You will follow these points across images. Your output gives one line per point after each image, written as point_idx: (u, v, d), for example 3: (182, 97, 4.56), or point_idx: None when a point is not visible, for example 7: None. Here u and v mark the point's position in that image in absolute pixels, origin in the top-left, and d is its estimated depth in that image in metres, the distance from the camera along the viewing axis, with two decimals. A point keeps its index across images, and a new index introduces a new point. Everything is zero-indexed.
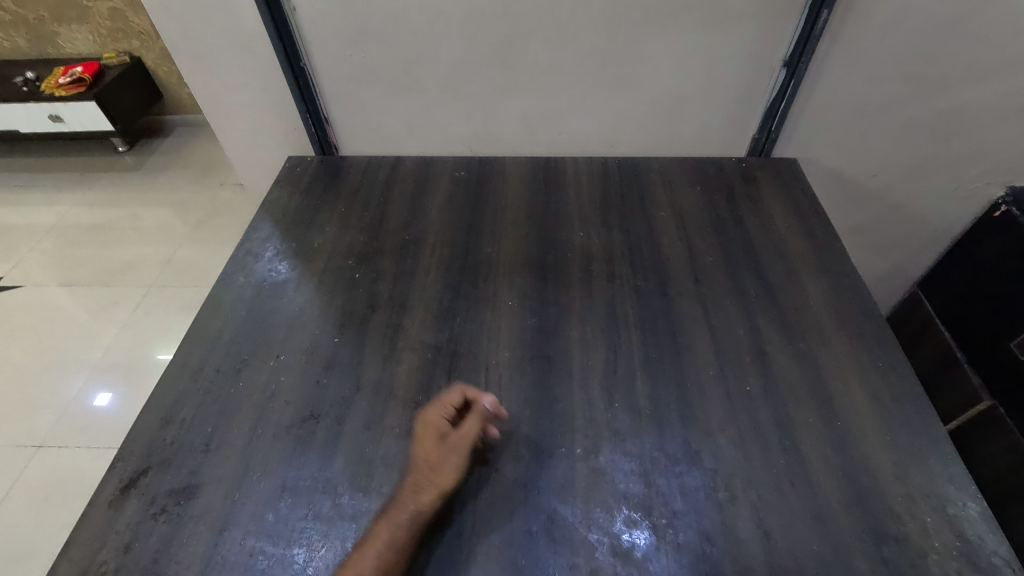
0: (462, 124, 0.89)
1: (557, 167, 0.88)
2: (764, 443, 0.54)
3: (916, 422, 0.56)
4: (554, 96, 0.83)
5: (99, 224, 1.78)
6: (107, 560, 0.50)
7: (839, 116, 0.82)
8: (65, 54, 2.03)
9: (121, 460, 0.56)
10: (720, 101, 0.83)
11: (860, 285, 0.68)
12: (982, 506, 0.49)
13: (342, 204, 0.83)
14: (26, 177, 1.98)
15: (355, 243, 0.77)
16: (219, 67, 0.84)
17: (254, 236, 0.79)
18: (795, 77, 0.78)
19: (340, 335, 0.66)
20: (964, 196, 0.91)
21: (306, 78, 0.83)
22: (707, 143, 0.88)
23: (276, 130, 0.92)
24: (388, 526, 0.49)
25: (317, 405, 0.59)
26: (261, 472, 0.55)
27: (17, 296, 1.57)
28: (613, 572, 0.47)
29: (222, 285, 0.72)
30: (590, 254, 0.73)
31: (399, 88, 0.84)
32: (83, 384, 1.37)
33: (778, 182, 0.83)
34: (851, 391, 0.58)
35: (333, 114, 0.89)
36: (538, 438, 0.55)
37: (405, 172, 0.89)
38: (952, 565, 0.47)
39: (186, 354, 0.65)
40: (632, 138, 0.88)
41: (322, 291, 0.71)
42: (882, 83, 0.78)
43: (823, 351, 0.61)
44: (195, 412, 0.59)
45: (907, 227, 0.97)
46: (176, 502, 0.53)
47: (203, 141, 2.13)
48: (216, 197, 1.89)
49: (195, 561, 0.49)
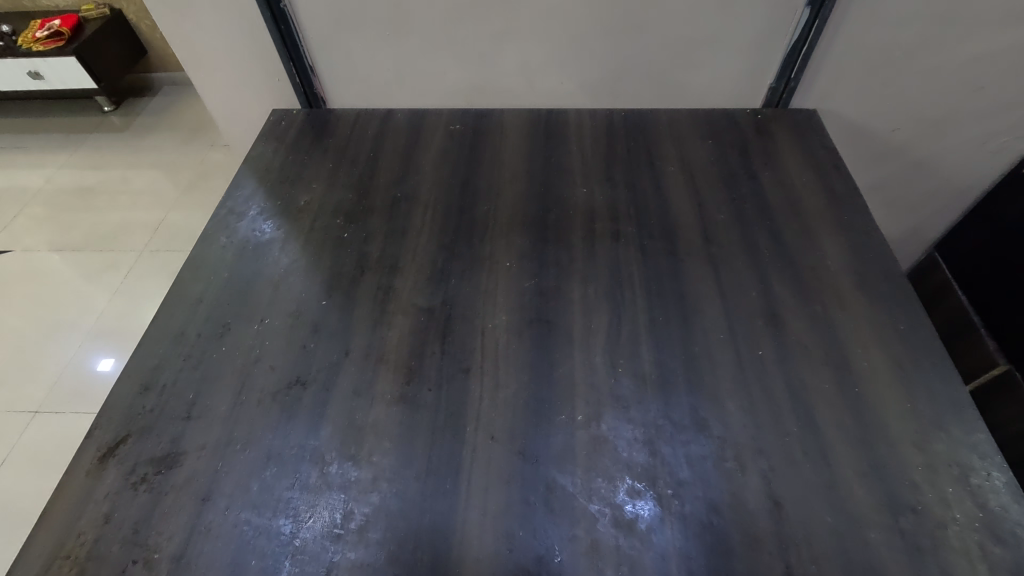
0: (456, 73, 0.82)
1: (558, 121, 0.82)
2: (775, 409, 0.51)
3: (939, 389, 0.52)
4: (556, 40, 0.77)
5: (87, 187, 1.73)
6: (85, 531, 0.47)
7: (864, 62, 0.76)
8: (41, 6, 1.92)
9: (99, 428, 0.53)
10: (736, 47, 0.76)
11: (883, 245, 0.63)
12: (1008, 477, 0.46)
13: (330, 160, 0.78)
14: (10, 138, 1.92)
15: (343, 201, 0.73)
16: (193, 10, 0.77)
17: (237, 193, 0.74)
18: (819, 17, 0.71)
19: (328, 298, 0.62)
20: (992, 152, 0.86)
21: (287, 22, 0.77)
22: (720, 94, 0.82)
23: (259, 81, 0.86)
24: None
25: (303, 371, 0.56)
26: (245, 441, 0.52)
27: (6, 260, 1.54)
28: (615, 544, 0.45)
29: (202, 246, 0.68)
30: (594, 212, 0.69)
31: (388, 33, 0.78)
32: (78, 350, 1.34)
33: (794, 135, 0.77)
34: (870, 357, 0.55)
35: (318, 62, 0.82)
36: (536, 406, 0.52)
37: (397, 127, 0.83)
38: (973, 537, 0.44)
39: (165, 318, 0.61)
40: (639, 88, 0.82)
41: (309, 252, 0.67)
42: (913, 23, 0.72)
43: (840, 314, 0.58)
44: (175, 379, 0.57)
45: (930, 185, 0.92)
46: (157, 471, 0.50)
47: (192, 100, 2.05)
48: (207, 158, 1.82)
49: (177, 531, 0.47)
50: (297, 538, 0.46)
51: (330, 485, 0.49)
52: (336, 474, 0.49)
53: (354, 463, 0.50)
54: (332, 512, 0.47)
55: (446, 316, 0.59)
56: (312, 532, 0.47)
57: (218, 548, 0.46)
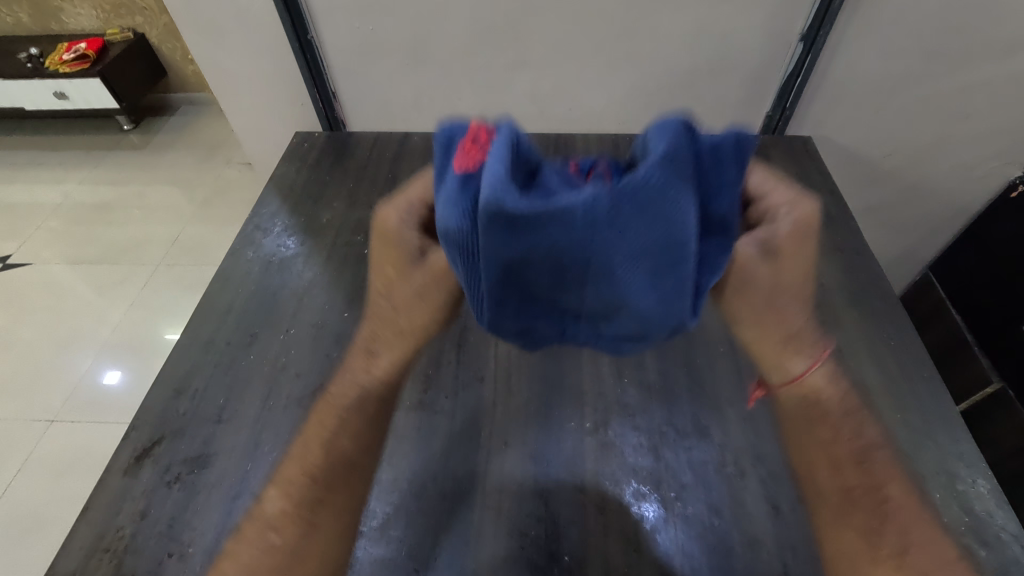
0: (471, 99, 0.87)
1: (567, 146, 0.86)
2: (773, 418, 0.54)
3: (927, 400, 0.55)
4: (566, 70, 0.82)
5: (105, 202, 1.76)
6: (123, 525, 0.51)
7: (854, 94, 0.81)
8: (69, 30, 1.98)
9: (135, 430, 0.57)
10: (734, 78, 0.81)
11: (873, 265, 0.67)
12: (992, 484, 0.49)
13: (351, 179, 0.83)
14: (32, 154, 1.96)
15: (364, 218, 0.77)
16: (226, 41, 0.82)
17: (262, 211, 0.79)
18: (812, 52, 0.75)
19: (349, 310, 0.66)
20: (980, 177, 0.89)
21: (313, 51, 0.82)
22: (719, 120, 0.87)
23: (285, 106, 0.92)
24: (334, 414, 0.50)
25: (327, 378, 0.60)
26: (273, 444, 0.55)
27: (25, 273, 1.57)
28: (623, 543, 0.47)
29: (231, 260, 0.72)
30: None
31: (406, 62, 0.83)
32: (93, 361, 1.37)
33: (791, 161, 0.82)
34: (863, 369, 0.58)
35: (341, 89, 0.88)
36: (546, 412, 0.56)
37: (414, 148, 0.88)
38: (960, 540, 0.47)
39: (197, 328, 0.65)
40: (643, 113, 0.87)
41: (331, 267, 0.71)
42: (901, 58, 0.76)
43: (834, 330, 0.61)
44: (206, 384, 0.60)
45: (922, 207, 0.96)
46: (190, 471, 0.54)
47: (209, 120, 2.08)
48: (223, 176, 1.85)
49: (208, 528, 0.50)
50: None
51: None
52: None
53: None
54: None
55: (462, 327, 0.63)
56: None
57: None
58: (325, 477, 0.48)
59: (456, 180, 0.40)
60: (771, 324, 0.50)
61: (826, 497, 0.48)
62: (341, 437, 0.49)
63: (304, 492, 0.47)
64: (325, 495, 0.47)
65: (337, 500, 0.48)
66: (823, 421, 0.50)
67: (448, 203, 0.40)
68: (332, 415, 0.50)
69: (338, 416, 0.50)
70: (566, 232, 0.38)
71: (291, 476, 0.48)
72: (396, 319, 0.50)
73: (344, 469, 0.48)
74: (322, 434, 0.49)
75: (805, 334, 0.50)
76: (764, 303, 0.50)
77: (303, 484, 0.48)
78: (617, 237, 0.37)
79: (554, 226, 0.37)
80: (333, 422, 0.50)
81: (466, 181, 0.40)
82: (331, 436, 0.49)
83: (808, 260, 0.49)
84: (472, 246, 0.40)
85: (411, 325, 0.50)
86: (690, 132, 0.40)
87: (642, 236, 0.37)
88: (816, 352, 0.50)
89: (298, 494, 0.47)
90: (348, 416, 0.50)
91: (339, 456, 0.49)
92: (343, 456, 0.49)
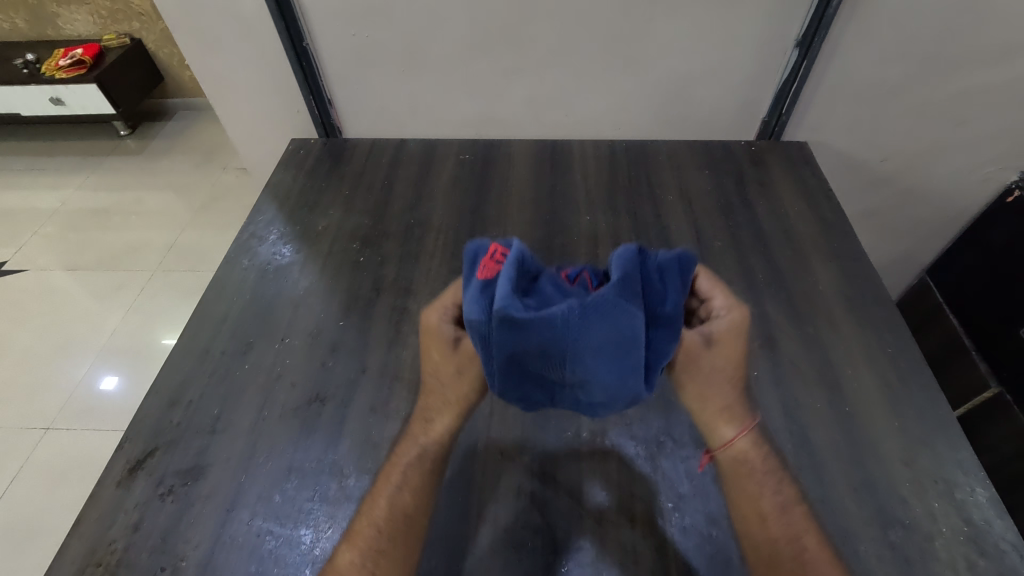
0: (467, 105, 0.87)
1: (563, 152, 0.86)
2: (771, 428, 0.54)
3: (926, 408, 0.55)
4: (562, 76, 0.82)
5: (102, 208, 1.76)
6: (116, 539, 0.50)
7: (850, 99, 0.81)
8: (65, 35, 1.98)
9: (128, 441, 0.56)
10: (730, 84, 0.81)
11: (870, 271, 0.67)
12: (991, 493, 0.49)
13: (347, 186, 0.83)
14: (29, 160, 1.95)
15: (360, 226, 0.77)
16: (221, 47, 0.82)
17: (257, 218, 0.78)
18: (808, 57, 0.76)
19: (345, 318, 0.66)
20: (976, 182, 0.89)
21: (308, 58, 0.82)
22: (716, 126, 0.87)
23: (282, 112, 0.91)
24: (397, 472, 0.49)
25: (322, 388, 0.59)
26: (267, 454, 0.55)
27: (21, 279, 1.56)
28: (620, 555, 0.47)
29: (226, 269, 0.72)
30: (597, 238, 0.73)
31: (402, 69, 0.82)
32: (89, 367, 1.36)
33: (788, 166, 0.82)
34: (861, 377, 0.58)
35: (337, 96, 0.87)
36: (543, 422, 0.56)
37: (410, 155, 0.88)
38: (959, 549, 0.46)
39: (191, 337, 0.65)
40: (639, 118, 0.87)
41: (327, 275, 0.71)
42: (897, 63, 0.76)
43: (832, 337, 0.61)
44: (201, 394, 0.60)
45: (918, 212, 0.96)
46: (183, 483, 0.53)
47: (206, 125, 2.08)
48: (220, 181, 1.85)
49: (202, 541, 0.50)
50: (317, 547, 0.49)
51: (348, 498, 0.51)
52: (354, 487, 0.52)
53: (371, 476, 0.53)
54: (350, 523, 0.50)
55: None
56: (330, 542, 0.49)
57: (241, 556, 0.49)
58: (391, 534, 0.46)
59: (476, 284, 0.47)
60: (709, 397, 0.50)
61: (759, 545, 0.46)
62: (403, 494, 0.48)
63: (374, 548, 0.46)
64: (393, 551, 0.46)
65: (403, 557, 0.46)
66: (749, 479, 0.48)
67: (471, 301, 0.46)
68: (391, 482, 0.49)
69: (403, 474, 0.49)
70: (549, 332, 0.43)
71: (360, 531, 0.47)
72: (444, 390, 0.51)
73: (408, 525, 0.47)
74: (387, 491, 0.48)
75: (742, 404, 0.50)
76: (702, 381, 0.50)
77: (372, 539, 0.46)
78: (588, 338, 0.42)
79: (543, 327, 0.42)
80: (397, 479, 0.49)
81: (484, 288, 0.46)
82: (396, 493, 0.48)
83: (739, 344, 0.50)
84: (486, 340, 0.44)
85: (463, 395, 0.51)
86: (642, 255, 0.48)
87: (605, 336, 0.42)
88: (747, 420, 0.50)
89: (366, 550, 0.46)
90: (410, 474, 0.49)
91: (402, 513, 0.47)
92: (407, 511, 0.47)
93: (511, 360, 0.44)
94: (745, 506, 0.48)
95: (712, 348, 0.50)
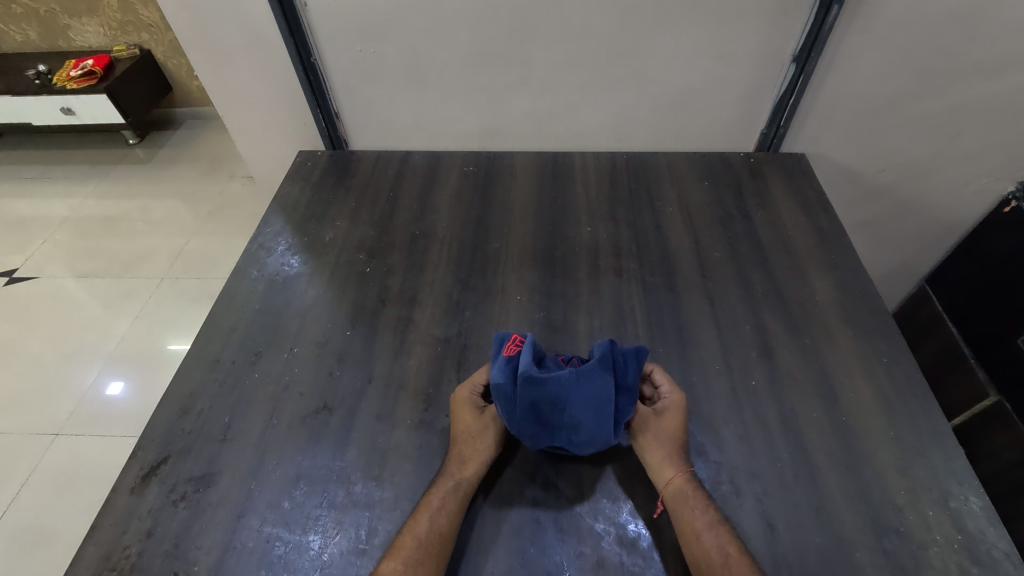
0: (471, 118, 0.89)
1: (564, 164, 0.88)
2: (768, 435, 0.55)
3: (920, 418, 0.56)
4: (564, 90, 0.83)
5: (111, 216, 1.78)
6: (130, 544, 0.52)
7: (848, 111, 0.82)
8: (76, 46, 2.01)
9: (142, 448, 0.58)
10: (729, 96, 0.82)
11: (867, 282, 0.68)
12: (984, 501, 0.50)
13: (353, 198, 0.85)
14: (39, 168, 1.98)
15: (366, 237, 0.78)
16: (233, 62, 0.84)
17: (266, 229, 0.80)
18: (805, 71, 0.77)
19: (352, 328, 0.67)
20: (973, 192, 0.91)
21: (316, 73, 0.84)
22: (715, 137, 0.88)
23: (290, 125, 0.93)
24: (437, 496, 0.51)
25: (329, 397, 0.61)
26: (276, 461, 0.56)
27: (32, 287, 1.58)
28: (620, 561, 0.48)
29: (235, 279, 0.74)
30: (598, 249, 0.74)
31: (408, 83, 0.84)
32: (98, 374, 1.38)
33: (786, 178, 0.83)
34: (857, 387, 0.59)
35: (343, 109, 0.89)
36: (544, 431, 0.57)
37: (415, 167, 0.90)
38: (953, 558, 0.47)
39: (202, 347, 0.66)
40: (640, 131, 0.88)
41: (334, 285, 0.72)
42: (893, 76, 0.78)
43: (828, 347, 0.62)
44: (211, 404, 0.61)
45: (917, 221, 0.97)
46: (195, 489, 0.55)
47: (214, 134, 2.11)
48: (227, 189, 1.88)
49: (214, 546, 0.51)
50: (325, 553, 0.50)
51: (355, 504, 0.53)
52: (360, 494, 0.53)
53: (377, 483, 0.54)
54: (357, 529, 0.51)
55: (461, 346, 0.64)
56: (338, 548, 0.50)
57: (251, 562, 0.50)
58: (432, 551, 0.47)
59: (500, 358, 0.54)
60: (651, 446, 0.53)
61: (698, 562, 0.46)
62: (442, 516, 0.49)
63: (414, 563, 0.47)
64: (432, 567, 0.47)
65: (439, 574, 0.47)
66: (685, 506, 0.49)
67: (496, 370, 0.53)
68: (430, 500, 0.51)
69: (443, 498, 0.51)
70: (562, 395, 0.50)
71: (402, 544, 0.48)
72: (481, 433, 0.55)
73: (446, 544, 0.48)
74: (427, 511, 0.50)
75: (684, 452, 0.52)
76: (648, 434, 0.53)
77: (412, 553, 0.47)
78: (583, 394, 0.50)
79: (550, 389, 0.50)
80: (437, 502, 0.50)
81: (507, 361, 0.53)
82: (437, 513, 0.50)
83: (680, 413, 0.55)
84: (512, 400, 0.51)
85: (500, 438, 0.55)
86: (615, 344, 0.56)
87: (592, 396, 0.51)
88: (684, 463, 0.51)
89: (408, 564, 0.46)
90: (449, 498, 0.51)
91: (441, 532, 0.49)
92: (445, 532, 0.49)
93: (526, 417, 0.51)
94: (683, 526, 0.48)
95: (654, 416, 0.55)
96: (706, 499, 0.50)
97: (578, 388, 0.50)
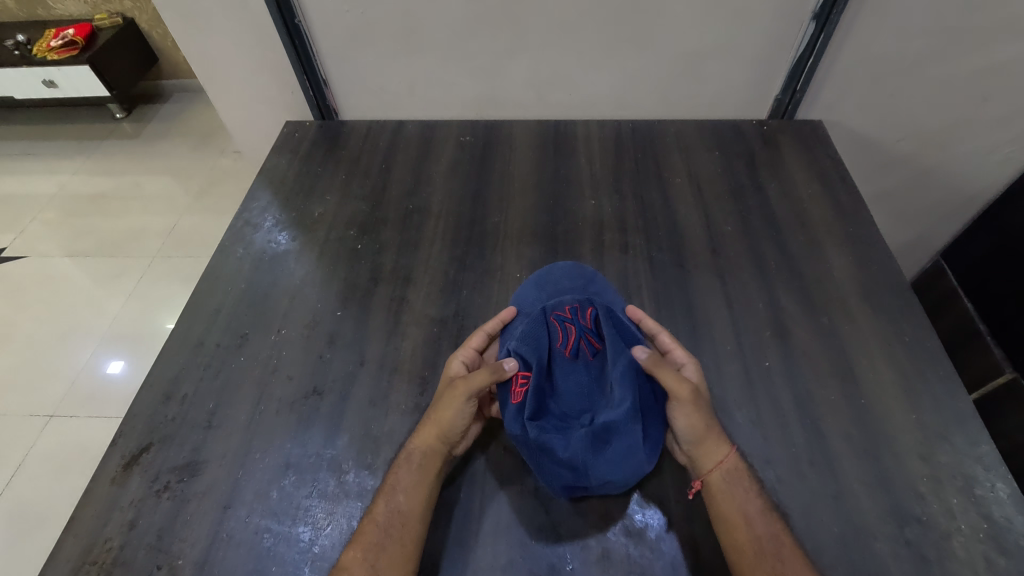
0: (467, 85, 0.84)
1: (566, 134, 0.83)
2: (783, 419, 0.52)
3: (943, 400, 0.53)
4: (566, 54, 0.78)
5: (99, 193, 1.73)
6: (112, 536, 0.49)
7: (868, 75, 0.77)
8: (56, 16, 1.93)
9: (123, 436, 0.55)
10: (742, 60, 0.77)
11: (886, 256, 0.65)
12: (1012, 488, 0.47)
13: (343, 170, 0.80)
14: (25, 144, 1.92)
15: (357, 212, 0.74)
16: (213, 27, 0.79)
17: (252, 204, 0.76)
18: (825, 30, 0.72)
19: (343, 309, 0.64)
20: (998, 161, 0.86)
21: (301, 36, 0.78)
22: (726, 104, 0.83)
23: (276, 93, 0.88)
24: (396, 476, 0.49)
25: (320, 381, 0.58)
26: (265, 449, 0.53)
27: (20, 266, 1.54)
28: (627, 553, 0.46)
29: (220, 257, 0.70)
30: (602, 223, 0.70)
31: (399, 47, 0.79)
32: (91, 354, 1.35)
33: (800, 147, 0.79)
34: (876, 368, 0.56)
35: (332, 76, 0.84)
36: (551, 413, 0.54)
37: (408, 138, 0.85)
38: (978, 548, 0.45)
39: (185, 329, 0.63)
40: (646, 97, 0.83)
41: (324, 263, 0.69)
42: (919, 37, 0.72)
43: (846, 326, 0.59)
44: (196, 389, 0.58)
45: (935, 192, 0.93)
46: (179, 479, 0.52)
47: (203, 107, 2.05)
48: (218, 165, 1.82)
49: (199, 537, 0.49)
50: (315, 545, 0.47)
51: (347, 494, 0.50)
52: (353, 483, 0.51)
53: (370, 472, 0.51)
54: (349, 520, 0.49)
55: (458, 326, 0.61)
56: (329, 540, 0.48)
57: (239, 554, 0.48)
58: (393, 532, 0.45)
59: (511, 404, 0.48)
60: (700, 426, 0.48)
61: (753, 546, 0.44)
62: (401, 495, 0.47)
63: (374, 546, 0.45)
64: (393, 550, 0.45)
65: (403, 555, 0.45)
66: (738, 487, 0.47)
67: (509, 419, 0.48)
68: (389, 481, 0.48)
69: (403, 477, 0.48)
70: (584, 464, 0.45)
71: (365, 529, 0.46)
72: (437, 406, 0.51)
73: (408, 524, 0.46)
74: (389, 494, 0.48)
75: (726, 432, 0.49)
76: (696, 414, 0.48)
77: (373, 537, 0.45)
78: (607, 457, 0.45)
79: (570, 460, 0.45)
80: (395, 483, 0.48)
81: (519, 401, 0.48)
82: (397, 494, 0.47)
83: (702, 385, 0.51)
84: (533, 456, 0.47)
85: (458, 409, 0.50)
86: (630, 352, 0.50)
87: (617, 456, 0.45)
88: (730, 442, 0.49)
89: (369, 550, 0.45)
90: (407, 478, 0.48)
91: (401, 513, 0.46)
92: (406, 511, 0.46)
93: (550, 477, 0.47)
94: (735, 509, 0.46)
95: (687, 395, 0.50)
96: (755, 481, 0.47)
97: (599, 454, 0.45)
